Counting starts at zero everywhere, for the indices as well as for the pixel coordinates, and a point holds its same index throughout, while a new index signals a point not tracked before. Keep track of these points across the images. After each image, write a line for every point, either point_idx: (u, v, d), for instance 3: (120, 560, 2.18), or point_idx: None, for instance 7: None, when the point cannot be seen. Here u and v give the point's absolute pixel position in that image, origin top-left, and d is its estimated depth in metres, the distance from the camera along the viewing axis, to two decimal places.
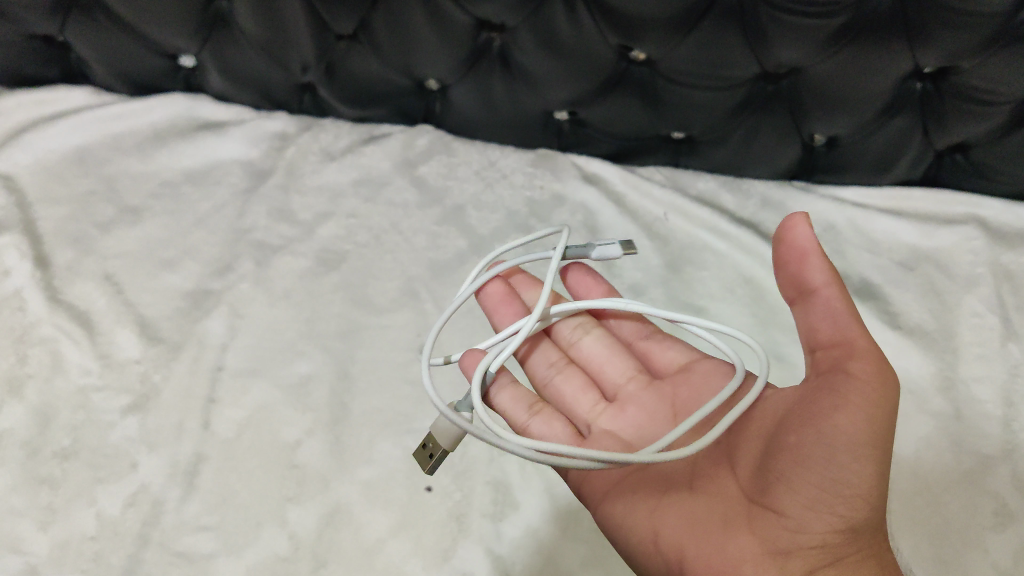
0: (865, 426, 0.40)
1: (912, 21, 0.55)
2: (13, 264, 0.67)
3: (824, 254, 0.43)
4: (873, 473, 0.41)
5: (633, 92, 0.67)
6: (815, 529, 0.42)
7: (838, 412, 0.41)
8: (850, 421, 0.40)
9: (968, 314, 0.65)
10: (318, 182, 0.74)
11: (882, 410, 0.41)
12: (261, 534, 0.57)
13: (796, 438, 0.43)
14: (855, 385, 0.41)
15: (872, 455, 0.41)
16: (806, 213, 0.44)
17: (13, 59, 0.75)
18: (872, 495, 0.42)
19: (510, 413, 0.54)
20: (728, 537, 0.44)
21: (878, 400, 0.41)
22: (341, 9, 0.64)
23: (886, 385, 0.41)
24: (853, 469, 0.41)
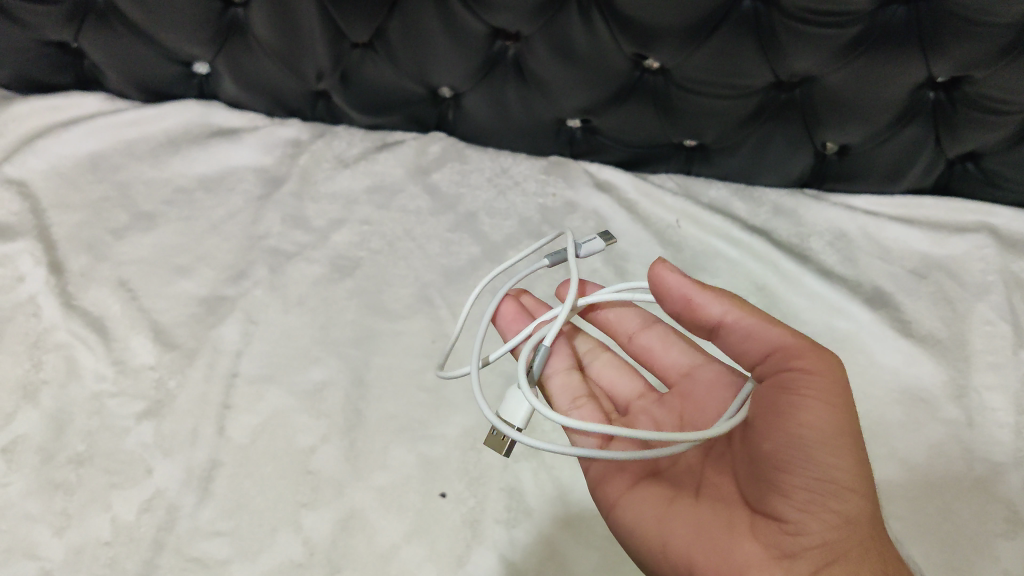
0: (829, 418, 0.43)
1: (926, 31, 0.55)
2: (28, 270, 0.67)
3: (702, 287, 0.49)
4: (853, 463, 0.42)
5: (646, 100, 0.67)
6: (814, 529, 0.42)
7: (803, 409, 0.43)
8: (814, 414, 0.43)
9: (980, 322, 0.66)
10: (331, 189, 0.75)
11: (841, 403, 0.43)
12: (276, 539, 0.57)
13: (768, 446, 0.44)
14: (809, 382, 0.44)
15: (845, 444, 0.42)
16: (664, 259, 0.50)
17: (28, 65, 0.75)
18: (859, 486, 0.43)
19: (558, 398, 0.57)
20: (732, 545, 0.44)
21: (831, 390, 0.43)
22: (356, 18, 0.64)
23: (834, 374, 0.44)
24: (832, 461, 0.42)
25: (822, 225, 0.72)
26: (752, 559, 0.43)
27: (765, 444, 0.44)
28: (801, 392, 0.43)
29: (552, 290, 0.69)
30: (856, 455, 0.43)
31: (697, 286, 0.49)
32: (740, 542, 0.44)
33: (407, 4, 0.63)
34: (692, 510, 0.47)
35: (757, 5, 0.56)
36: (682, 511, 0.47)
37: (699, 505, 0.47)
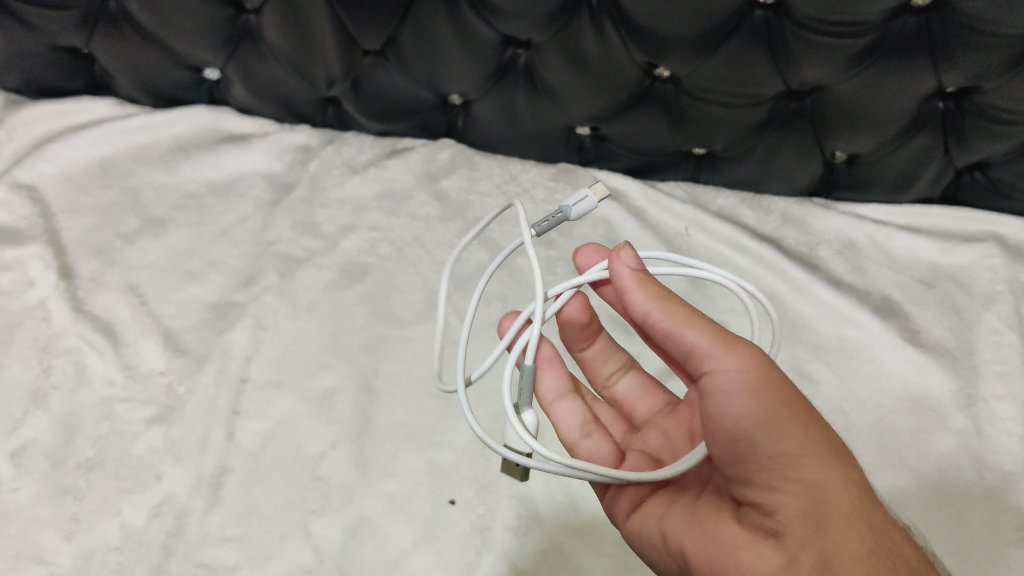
0: (756, 403, 0.44)
1: (937, 42, 0.56)
2: (39, 274, 0.67)
3: (637, 285, 0.49)
4: (801, 432, 0.44)
5: (655, 108, 0.67)
6: (788, 504, 0.43)
7: (728, 405, 0.45)
8: (744, 401, 0.44)
9: (989, 331, 0.66)
10: (341, 195, 0.75)
11: (766, 383, 0.44)
12: (286, 546, 0.57)
13: (720, 447, 0.46)
14: (725, 375, 0.45)
15: (784, 417, 0.44)
16: (624, 249, 0.50)
17: (38, 69, 0.76)
18: (815, 452, 0.43)
19: (565, 425, 0.57)
20: (720, 541, 0.45)
21: (754, 373, 0.44)
22: (369, 26, 0.65)
23: (754, 356, 0.45)
24: (778, 437, 0.43)
25: (830, 233, 0.72)
26: (739, 547, 0.44)
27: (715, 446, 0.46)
28: (726, 388, 0.45)
29: None
30: (802, 426, 0.44)
31: (634, 282, 0.49)
32: (726, 537, 0.45)
33: (419, 12, 0.63)
34: (685, 518, 0.48)
35: (768, 14, 0.57)
36: (675, 520, 0.48)
37: (689, 512, 0.48)
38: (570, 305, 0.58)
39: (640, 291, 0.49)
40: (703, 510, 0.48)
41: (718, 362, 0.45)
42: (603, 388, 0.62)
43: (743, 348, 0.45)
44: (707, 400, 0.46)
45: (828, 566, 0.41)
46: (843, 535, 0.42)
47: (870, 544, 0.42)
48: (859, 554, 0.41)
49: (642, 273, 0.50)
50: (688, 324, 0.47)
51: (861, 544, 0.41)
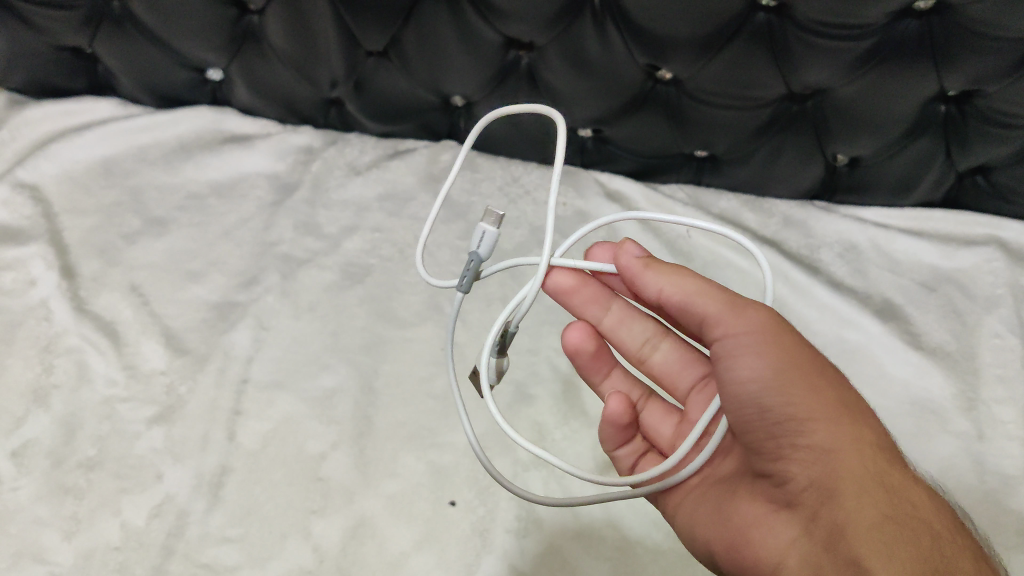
0: (762, 366, 0.46)
1: (939, 45, 0.56)
2: (40, 274, 0.67)
3: (649, 266, 0.52)
4: (810, 393, 0.45)
5: (658, 111, 0.67)
6: (799, 470, 0.44)
7: (737, 369, 0.47)
8: (753, 364, 0.46)
9: (989, 335, 0.66)
10: (343, 197, 0.75)
11: (773, 346, 0.46)
12: (286, 546, 0.57)
13: (733, 415, 0.48)
14: (734, 340, 0.47)
15: (793, 379, 0.45)
16: (625, 241, 0.54)
17: (41, 70, 0.76)
18: (825, 413, 0.45)
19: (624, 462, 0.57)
20: (743, 516, 0.47)
21: (764, 335, 0.47)
22: (372, 27, 0.65)
23: (764, 320, 0.48)
24: (785, 398, 0.45)
25: (832, 237, 0.72)
26: (758, 521, 0.46)
27: (728, 410, 0.48)
28: (738, 351, 0.47)
29: None
30: (812, 387, 0.45)
31: (644, 266, 0.52)
32: (748, 511, 0.47)
33: (422, 13, 0.63)
34: (713, 503, 0.50)
35: (771, 17, 0.57)
36: (706, 508, 0.50)
37: (715, 495, 0.50)
38: (558, 275, 0.59)
39: (653, 273, 0.52)
40: (728, 494, 0.49)
41: (727, 326, 0.48)
42: (641, 361, 0.62)
43: (754, 313, 0.48)
44: (720, 365, 0.48)
45: (839, 537, 0.42)
46: (856, 503, 0.42)
47: (885, 509, 0.42)
48: (871, 521, 0.42)
49: (647, 258, 0.53)
50: (698, 295, 0.50)
51: (874, 512, 0.42)
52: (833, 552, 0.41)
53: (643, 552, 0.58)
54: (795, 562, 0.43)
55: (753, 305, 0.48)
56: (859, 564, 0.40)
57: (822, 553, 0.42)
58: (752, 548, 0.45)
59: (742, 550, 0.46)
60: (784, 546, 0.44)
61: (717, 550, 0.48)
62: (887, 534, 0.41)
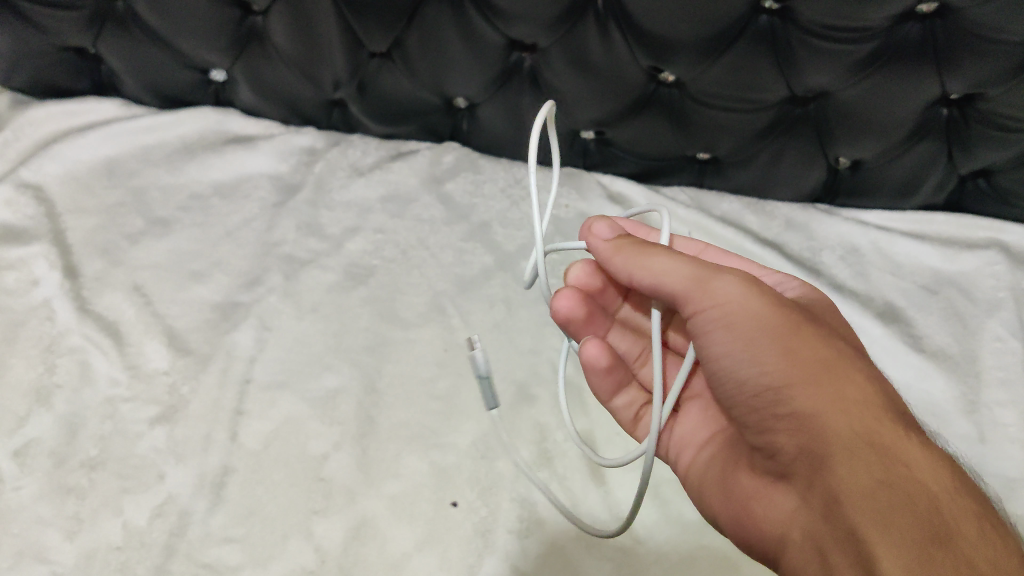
0: (733, 339, 0.45)
1: (941, 48, 0.56)
2: (43, 273, 0.68)
3: (614, 252, 0.50)
4: (786, 356, 0.44)
5: (661, 113, 0.67)
6: (789, 440, 0.44)
7: (715, 345, 0.46)
8: (722, 338, 0.46)
9: (991, 338, 0.66)
10: (346, 197, 0.75)
11: (740, 316, 0.45)
12: (287, 546, 0.57)
13: (726, 391, 0.48)
14: (703, 317, 0.46)
15: (764, 346, 0.44)
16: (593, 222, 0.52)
17: (45, 70, 0.76)
18: (804, 376, 0.44)
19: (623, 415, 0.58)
20: (744, 490, 0.48)
21: (730, 307, 0.45)
22: (376, 29, 0.65)
23: (730, 288, 0.46)
24: (760, 366, 0.45)
25: (833, 239, 0.72)
26: (763, 494, 0.46)
27: (720, 386, 0.48)
28: (709, 328, 0.46)
29: None
30: (787, 348, 0.44)
31: (609, 251, 0.50)
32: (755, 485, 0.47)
33: (426, 13, 0.63)
34: (722, 479, 0.50)
35: (774, 20, 0.57)
36: (715, 483, 0.51)
37: (723, 469, 0.51)
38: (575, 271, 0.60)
39: (617, 257, 0.50)
40: (735, 466, 0.49)
41: (696, 303, 0.46)
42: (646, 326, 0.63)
43: (721, 283, 0.46)
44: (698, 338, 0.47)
45: (836, 506, 0.40)
46: (844, 467, 0.41)
47: (879, 470, 0.40)
48: (862, 485, 0.40)
49: (613, 241, 0.50)
50: (663, 271, 0.47)
51: (864, 475, 0.40)
52: (831, 523, 0.40)
53: (644, 553, 0.58)
54: (800, 536, 0.42)
55: (717, 276, 0.46)
56: (858, 536, 0.39)
57: (822, 524, 0.41)
58: (760, 524, 0.45)
59: (751, 525, 0.46)
60: (787, 518, 0.43)
61: (732, 528, 0.48)
62: (881, 499, 0.40)
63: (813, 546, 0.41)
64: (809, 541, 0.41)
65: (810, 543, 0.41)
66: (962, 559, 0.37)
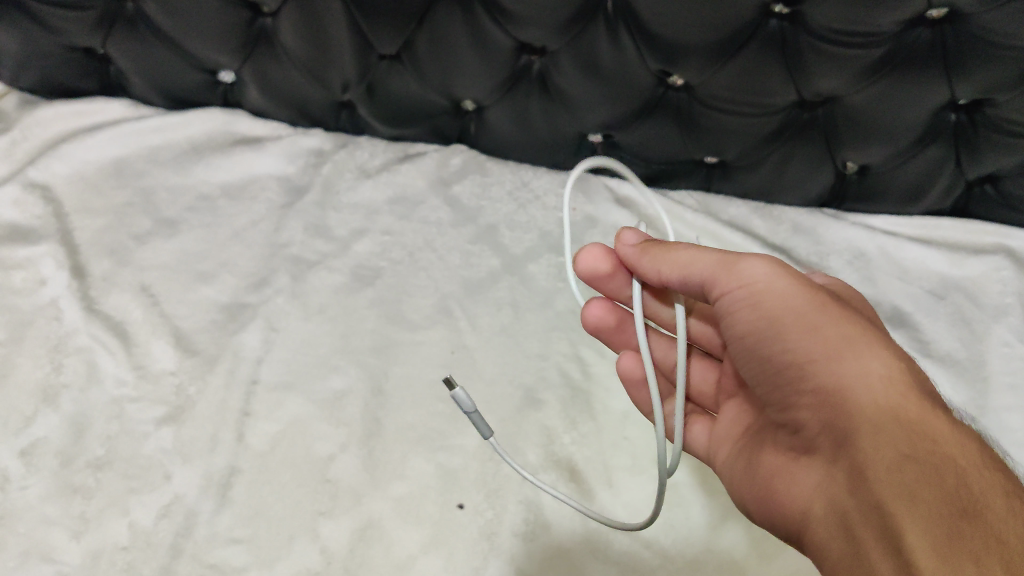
0: (756, 315, 0.47)
1: (950, 54, 0.56)
2: (51, 273, 0.68)
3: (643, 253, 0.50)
4: (814, 332, 0.45)
5: (669, 116, 0.67)
6: (814, 414, 0.45)
7: (739, 322, 0.48)
8: (749, 317, 0.47)
9: (998, 343, 0.66)
10: (354, 199, 0.75)
11: (765, 296, 0.46)
12: (294, 547, 0.57)
13: (753, 367, 0.49)
14: (729, 298, 0.47)
15: (789, 322, 0.45)
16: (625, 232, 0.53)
17: (52, 69, 0.76)
18: (829, 351, 0.44)
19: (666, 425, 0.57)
20: (770, 467, 0.48)
21: (758, 286, 0.46)
22: (386, 31, 0.65)
23: (754, 270, 0.47)
24: (788, 342, 0.45)
25: (840, 244, 0.72)
26: (791, 470, 0.46)
27: (749, 362, 0.49)
28: (737, 308, 0.47)
29: (572, 304, 0.69)
30: (816, 324, 0.45)
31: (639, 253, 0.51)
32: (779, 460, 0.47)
33: (435, 15, 0.63)
34: (747, 461, 0.51)
35: (783, 24, 0.57)
36: (739, 465, 0.51)
37: (750, 448, 0.51)
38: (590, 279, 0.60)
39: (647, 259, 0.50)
40: (758, 447, 0.50)
41: (722, 286, 0.47)
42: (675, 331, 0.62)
43: (748, 264, 0.47)
44: (727, 320, 0.48)
45: (862, 478, 0.41)
46: (871, 440, 0.41)
47: (904, 443, 0.40)
48: (890, 459, 0.40)
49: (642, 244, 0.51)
50: (691, 260, 0.48)
51: (891, 448, 0.40)
52: (858, 496, 0.41)
53: (649, 559, 0.58)
54: (825, 509, 0.43)
55: (743, 257, 0.47)
56: (884, 508, 0.39)
57: (847, 497, 0.41)
58: (788, 499, 0.46)
59: (778, 502, 0.47)
60: (813, 492, 0.44)
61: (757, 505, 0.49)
62: (908, 472, 0.40)
63: (839, 519, 0.41)
64: (835, 514, 0.42)
65: (835, 517, 0.42)
66: (989, 534, 0.37)
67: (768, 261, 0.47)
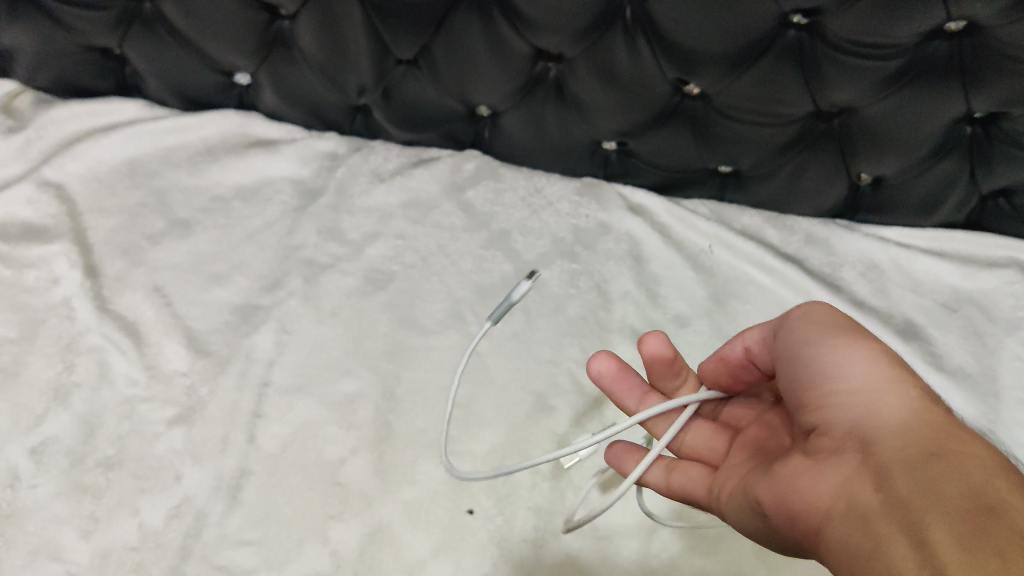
0: (805, 334, 0.47)
1: (967, 67, 0.56)
2: (63, 273, 0.68)
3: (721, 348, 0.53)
4: (855, 346, 0.45)
5: (684, 125, 0.68)
6: (843, 421, 0.43)
7: (786, 341, 0.48)
8: (795, 337, 0.47)
9: (1010, 358, 0.66)
10: (367, 203, 0.75)
11: (817, 320, 0.47)
12: (304, 550, 0.57)
13: (787, 384, 0.47)
14: (785, 324, 0.49)
15: (835, 335, 0.46)
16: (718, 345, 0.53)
17: (68, 69, 0.76)
18: (867, 364, 0.44)
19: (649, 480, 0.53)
20: (781, 471, 0.45)
21: (806, 315, 0.48)
22: (403, 35, 0.65)
23: (810, 307, 0.49)
24: (828, 352, 0.45)
25: (853, 255, 0.72)
26: (803, 473, 0.43)
27: (784, 380, 0.48)
28: (785, 334, 0.48)
29: (584, 310, 0.69)
30: (853, 340, 0.45)
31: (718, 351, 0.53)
32: (791, 465, 0.44)
33: (453, 21, 0.63)
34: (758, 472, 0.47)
35: (802, 35, 0.57)
36: (750, 477, 0.47)
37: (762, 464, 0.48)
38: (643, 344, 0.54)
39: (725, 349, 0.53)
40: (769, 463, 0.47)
41: (784, 319, 0.49)
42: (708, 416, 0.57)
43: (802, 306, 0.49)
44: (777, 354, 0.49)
45: (886, 477, 0.39)
46: (896, 443, 0.40)
47: (934, 448, 0.39)
48: (913, 460, 0.39)
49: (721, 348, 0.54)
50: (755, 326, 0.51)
51: (916, 448, 0.39)
52: (878, 494, 0.39)
53: (659, 567, 0.58)
54: (837, 508, 0.40)
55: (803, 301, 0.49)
56: (906, 503, 0.37)
57: (870, 495, 0.39)
58: (789, 503, 0.43)
59: (786, 504, 0.43)
60: (829, 493, 0.41)
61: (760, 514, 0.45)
62: (929, 469, 0.38)
63: (856, 517, 0.39)
64: (850, 512, 0.39)
65: (850, 515, 0.39)
66: (1015, 533, 0.34)
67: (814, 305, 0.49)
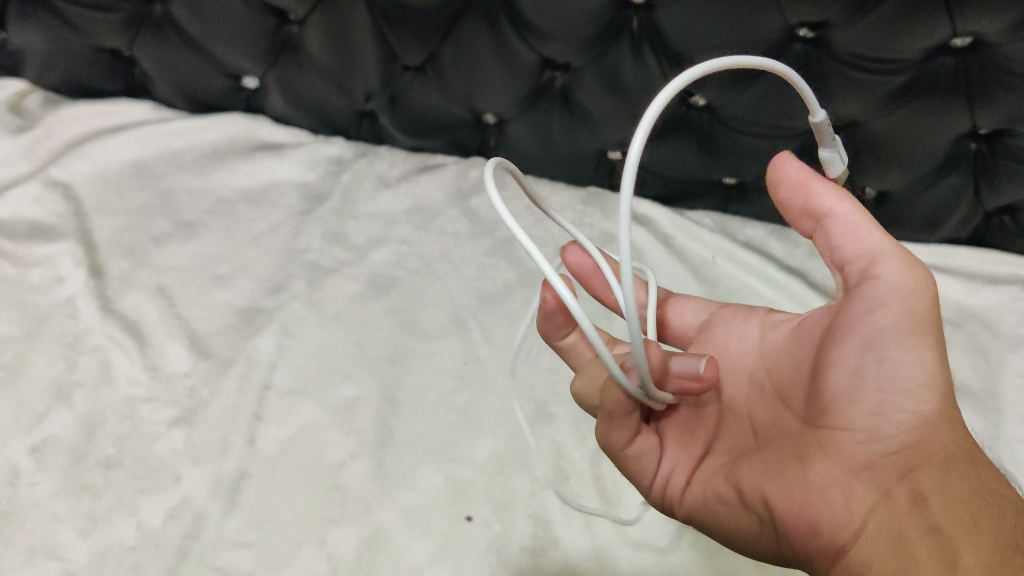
0: (896, 316, 0.41)
1: (973, 83, 0.56)
2: (68, 272, 0.68)
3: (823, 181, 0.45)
4: (928, 358, 0.40)
5: (689, 136, 0.68)
6: (890, 434, 0.41)
7: (850, 316, 0.43)
8: (868, 312, 0.42)
9: (1013, 374, 0.65)
10: (372, 208, 0.75)
11: (916, 304, 0.41)
12: (300, 554, 0.57)
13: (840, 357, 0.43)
14: (875, 286, 0.42)
15: (917, 331, 0.41)
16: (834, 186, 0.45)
17: (78, 68, 0.77)
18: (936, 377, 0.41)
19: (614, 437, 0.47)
20: (799, 470, 0.43)
21: (900, 284, 0.42)
22: (412, 41, 0.66)
23: (916, 279, 0.42)
24: (905, 357, 0.41)
25: None
26: (832, 480, 0.41)
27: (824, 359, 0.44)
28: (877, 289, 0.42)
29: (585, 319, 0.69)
30: (933, 350, 0.41)
31: (815, 179, 0.45)
32: (818, 466, 0.42)
33: (461, 28, 0.63)
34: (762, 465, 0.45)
35: (808, 48, 0.57)
36: (754, 471, 0.46)
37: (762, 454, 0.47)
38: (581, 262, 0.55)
39: (827, 192, 0.45)
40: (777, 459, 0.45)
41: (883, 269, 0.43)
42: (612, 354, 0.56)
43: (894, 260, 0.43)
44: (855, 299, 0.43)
45: (922, 503, 0.39)
46: (938, 473, 0.40)
47: (969, 487, 0.40)
48: (954, 495, 0.39)
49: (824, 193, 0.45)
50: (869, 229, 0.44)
51: (956, 486, 0.39)
52: (914, 520, 0.39)
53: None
54: (869, 528, 0.40)
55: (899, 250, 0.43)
56: (945, 532, 0.38)
57: (907, 523, 0.39)
58: (807, 510, 0.42)
59: (807, 509, 0.42)
60: (857, 509, 0.40)
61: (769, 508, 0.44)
62: (969, 512, 0.39)
63: (888, 538, 0.39)
64: (883, 533, 0.39)
65: (882, 538, 0.39)
66: None
67: (914, 270, 0.43)
